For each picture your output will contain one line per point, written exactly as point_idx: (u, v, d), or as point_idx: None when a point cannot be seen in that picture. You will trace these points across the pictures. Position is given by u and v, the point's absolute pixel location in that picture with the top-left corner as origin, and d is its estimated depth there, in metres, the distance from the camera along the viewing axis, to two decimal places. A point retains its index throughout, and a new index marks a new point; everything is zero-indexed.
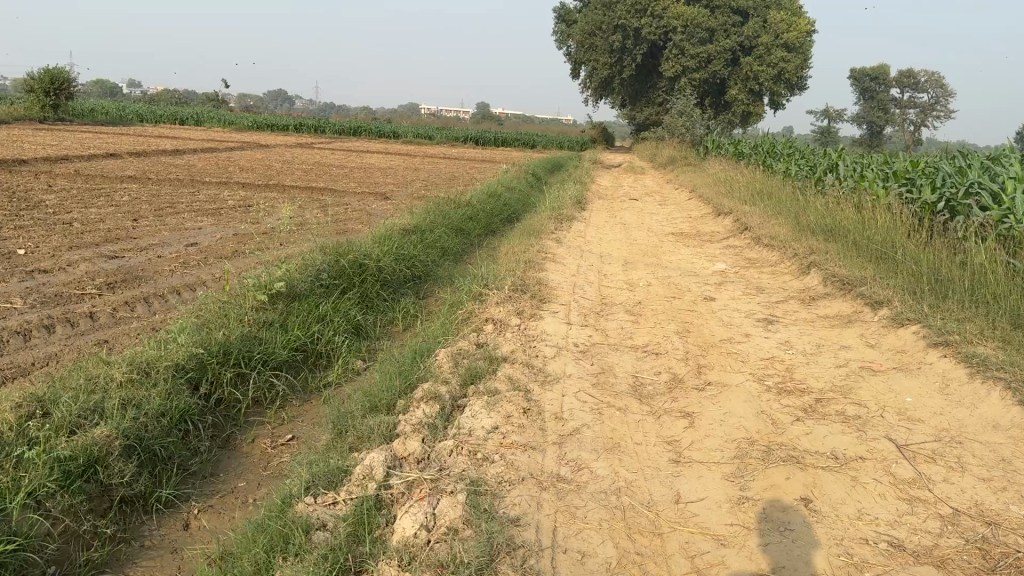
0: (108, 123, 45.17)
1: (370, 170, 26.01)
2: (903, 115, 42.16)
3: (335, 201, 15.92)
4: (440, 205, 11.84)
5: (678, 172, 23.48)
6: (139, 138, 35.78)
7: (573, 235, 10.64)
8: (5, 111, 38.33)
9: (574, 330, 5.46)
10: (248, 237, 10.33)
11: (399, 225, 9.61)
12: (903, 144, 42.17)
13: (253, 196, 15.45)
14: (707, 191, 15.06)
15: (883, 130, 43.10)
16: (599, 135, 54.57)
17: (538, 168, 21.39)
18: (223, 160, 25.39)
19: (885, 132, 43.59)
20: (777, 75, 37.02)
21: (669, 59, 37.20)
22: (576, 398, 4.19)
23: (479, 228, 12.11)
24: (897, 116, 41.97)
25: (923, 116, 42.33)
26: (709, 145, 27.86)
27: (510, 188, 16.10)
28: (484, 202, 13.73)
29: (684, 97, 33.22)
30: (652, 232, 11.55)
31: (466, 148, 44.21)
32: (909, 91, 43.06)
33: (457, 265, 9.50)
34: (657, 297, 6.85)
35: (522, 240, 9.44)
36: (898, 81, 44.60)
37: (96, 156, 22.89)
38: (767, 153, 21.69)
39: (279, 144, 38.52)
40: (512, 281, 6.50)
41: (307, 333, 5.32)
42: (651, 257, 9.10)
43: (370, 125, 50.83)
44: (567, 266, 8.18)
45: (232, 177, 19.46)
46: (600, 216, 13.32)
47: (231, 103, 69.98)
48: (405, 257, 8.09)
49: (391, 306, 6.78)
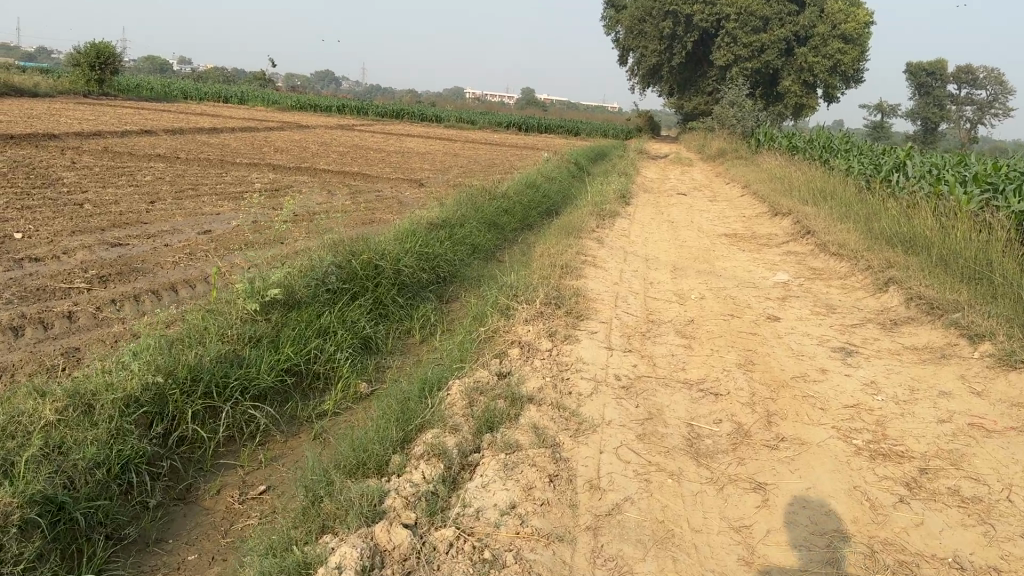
0: (151, 99, 45.12)
1: (408, 154, 25.39)
2: (961, 112, 40.38)
3: (365, 187, 15.20)
4: (473, 197, 11.03)
5: (728, 165, 22.40)
6: (180, 115, 35.54)
7: (616, 234, 9.77)
8: (51, 85, 38.35)
9: (617, 358, 4.61)
10: (266, 225, 9.62)
11: (426, 218, 8.84)
12: (959, 142, 40.40)
13: (281, 180, 14.78)
14: (761, 189, 14.05)
15: (939, 127, 41.36)
16: (645, 124, 53.43)
17: (581, 158, 20.48)
18: (259, 141, 24.88)
19: (942, 129, 41.80)
20: (833, 66, 35.55)
21: (721, 47, 35.87)
22: (618, 457, 3.35)
23: (514, 222, 11.30)
24: (956, 112, 40.18)
25: (982, 113, 40.48)
26: (760, 138, 26.68)
27: (551, 179, 15.25)
28: (521, 193, 12.90)
29: (735, 87, 32.00)
30: (702, 232, 10.63)
31: (508, 134, 43.37)
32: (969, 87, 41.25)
33: (488, 264, 8.71)
34: (712, 314, 5.97)
35: (560, 239, 8.60)
36: (957, 77, 42.75)
37: (130, 133, 22.47)
38: (823, 148, 20.54)
39: (319, 125, 38.12)
40: (545, 291, 5.68)
41: (302, 351, 4.56)
42: (702, 263, 8.21)
43: (412, 108, 50.29)
44: (609, 272, 7.33)
45: (264, 159, 18.90)
46: (645, 213, 12.41)
47: (276, 83, 69.85)
48: (428, 255, 7.30)
49: (407, 313, 6.00)
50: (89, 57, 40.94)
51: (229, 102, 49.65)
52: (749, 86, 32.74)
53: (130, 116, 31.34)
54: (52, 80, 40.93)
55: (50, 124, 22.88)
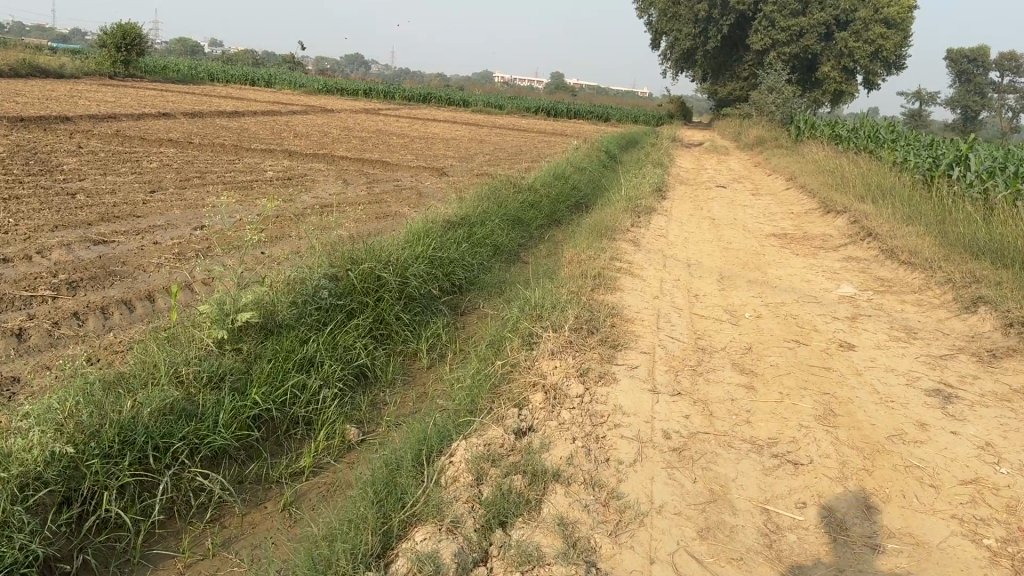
0: (178, 82, 44.65)
1: (433, 140, 24.57)
2: (1003, 100, 38.78)
3: (384, 176, 14.39)
4: (496, 190, 10.15)
5: (766, 155, 21.29)
6: (203, 98, 34.95)
7: (654, 234, 8.87)
8: (76, 66, 37.95)
9: (667, 405, 3.74)
10: (268, 220, 8.84)
11: (441, 215, 7.98)
12: (1000, 132, 38.82)
13: (295, 168, 14.00)
14: (808, 183, 13.02)
15: (980, 115, 39.79)
16: (677, 110, 52.14)
17: (612, 145, 19.50)
18: (280, 125, 24.17)
19: (983, 118, 40.21)
20: (874, 52, 34.13)
21: (758, 31, 34.58)
22: (676, 569, 2.48)
23: (541, 218, 10.42)
24: (998, 101, 38.58)
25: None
26: (799, 126, 25.48)
27: (581, 169, 14.35)
28: (549, 185, 12.02)
29: (772, 73, 30.77)
30: (747, 232, 9.68)
31: (536, 120, 42.37)
32: (1012, 75, 39.61)
33: (511, 267, 7.85)
34: (773, 341, 5.06)
35: (591, 241, 7.71)
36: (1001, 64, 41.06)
37: (148, 116, 21.83)
38: (867, 138, 19.43)
39: (343, 109, 37.36)
40: (576, 310, 4.80)
41: (278, 391, 3.72)
42: (753, 271, 7.27)
43: (439, 92, 49.42)
44: (648, 283, 6.43)
45: (282, 144, 18.17)
46: (683, 208, 11.45)
47: (305, 66, 69.25)
48: (440, 259, 6.44)
49: (414, 332, 5.15)
50: (116, 38, 40.49)
51: (256, 85, 49.06)
52: (787, 71, 31.42)
53: (154, 98, 30.80)
54: (78, 61, 40.58)
55: (67, 106, 22.31)
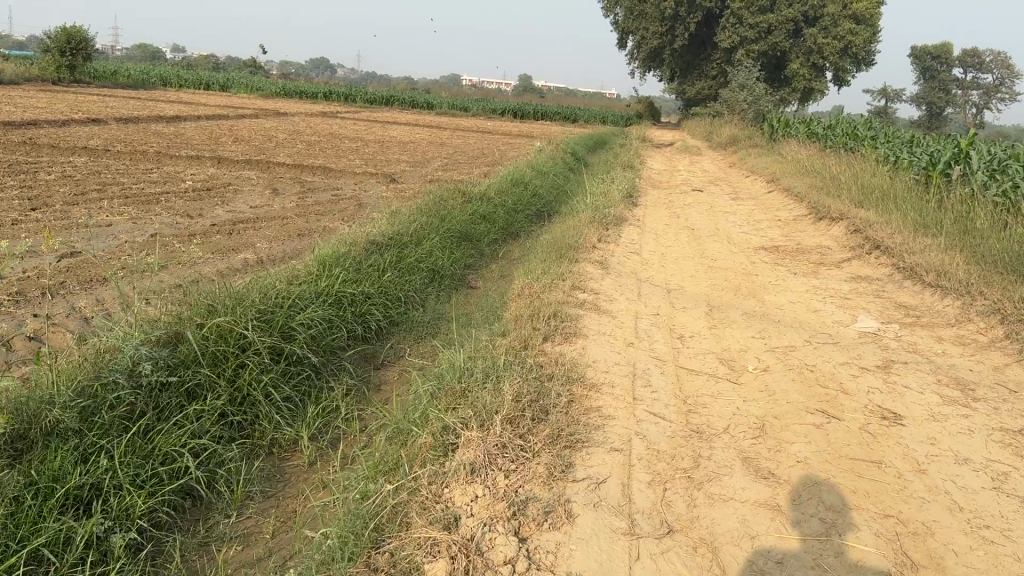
0: (126, 87, 42.51)
1: (388, 144, 23.10)
2: (966, 97, 38.14)
3: (322, 185, 12.88)
4: (438, 202, 8.71)
5: (741, 156, 19.99)
6: (149, 103, 33.08)
7: (625, 251, 7.50)
8: (16, 71, 35.86)
9: (651, 564, 2.32)
10: (158, 245, 7.34)
11: (363, 234, 6.52)
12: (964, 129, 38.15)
13: (219, 179, 12.45)
14: (792, 186, 11.71)
15: (944, 111, 39.12)
16: (644, 110, 51.11)
17: (577, 146, 18.11)
18: (222, 130, 22.48)
19: (947, 114, 39.53)
20: (843, 49, 33.20)
21: (725, 29, 33.49)
22: None
23: (492, 231, 8.99)
24: (961, 98, 37.89)
25: (988, 97, 38.26)
26: (771, 125, 24.29)
27: (542, 174, 12.98)
28: (506, 193, 10.63)
29: (741, 70, 29.69)
30: (732, 245, 8.36)
31: (502, 123, 40.92)
32: (974, 71, 39.06)
33: (452, 297, 6.43)
34: (792, 412, 3.67)
35: (547, 263, 6.31)
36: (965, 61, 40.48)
37: (75, 123, 20.08)
38: (846, 135, 18.29)
39: (299, 113, 35.66)
40: (515, 377, 3.37)
41: (8, 561, 2.28)
42: (747, 299, 5.89)
43: (400, 95, 47.86)
44: (619, 321, 5.02)
45: (217, 151, 16.60)
46: (657, 217, 10.12)
47: (264, 71, 67.17)
48: (348, 296, 4.98)
49: (293, 410, 3.71)
50: (59, 42, 38.35)
51: (211, 89, 47.01)
52: (758, 68, 30.26)
53: (93, 104, 28.92)
54: (19, 66, 38.36)
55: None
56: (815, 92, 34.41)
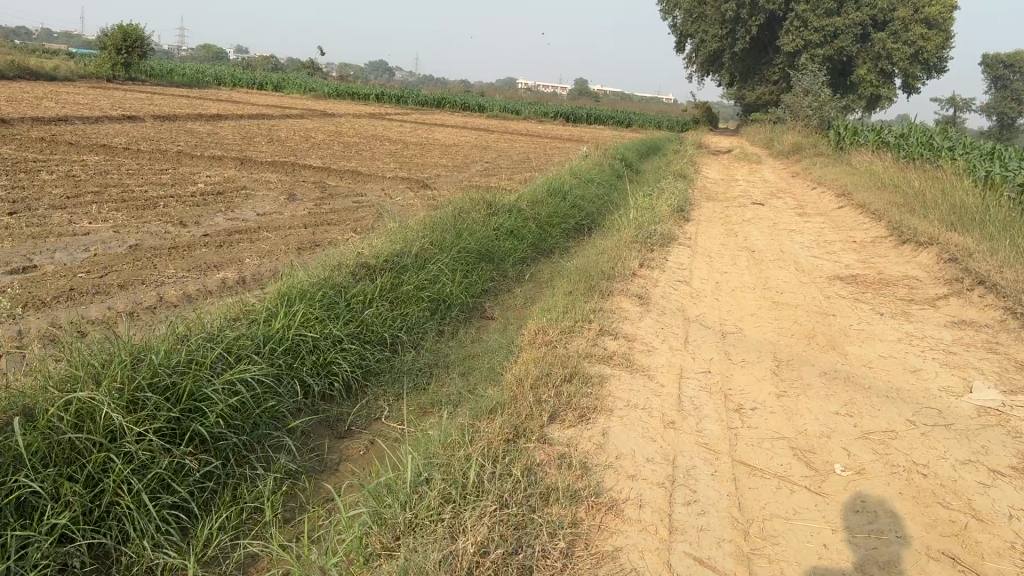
0: (179, 85, 42.45)
1: (431, 147, 22.16)
2: None
3: (345, 189, 11.91)
4: (458, 214, 7.61)
5: (804, 166, 18.50)
6: (196, 102, 32.78)
7: (672, 278, 6.32)
8: (71, 68, 35.87)
9: None
10: (128, 259, 6.39)
11: (352, 254, 5.44)
12: None
13: (235, 182, 11.55)
14: (867, 201, 10.34)
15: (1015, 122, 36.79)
16: (701, 115, 49.48)
17: (627, 152, 16.86)
18: (259, 130, 21.74)
19: None
20: (913, 54, 31.26)
21: (789, 32, 31.86)
22: None
23: (519, 249, 7.86)
24: None
25: None
26: (837, 132, 22.67)
27: (586, 182, 11.83)
28: (541, 204, 9.51)
29: (805, 76, 28.05)
30: (801, 272, 7.11)
31: (552, 126, 39.81)
32: None
33: (458, 333, 5.33)
34: (907, 559, 2.49)
35: (572, 294, 5.16)
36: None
37: (107, 120, 19.49)
38: (921, 145, 16.73)
39: (346, 113, 35.02)
40: (487, 502, 2.28)
41: None
42: (824, 349, 4.67)
43: (451, 97, 47.05)
44: (658, 382, 3.86)
45: (246, 152, 15.79)
46: (711, 234, 8.90)
47: (322, 72, 67.26)
48: (308, 340, 3.91)
49: (187, 520, 2.67)
50: (116, 39, 38.35)
51: (264, 89, 46.77)
52: (824, 72, 28.57)
53: (139, 102, 28.62)
54: (75, 65, 38.44)
55: (21, 109, 19.98)
56: (883, 99, 32.52)
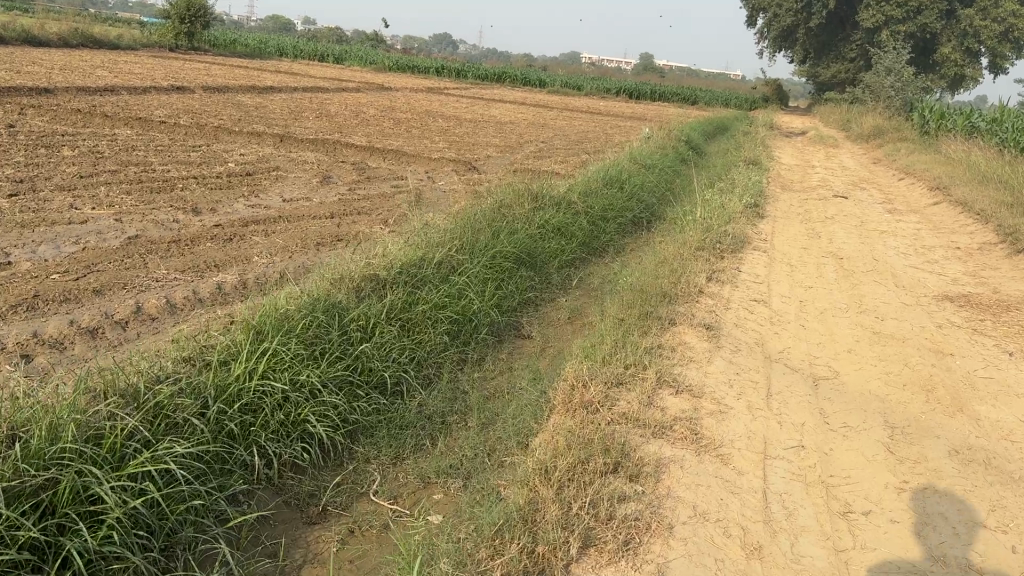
0: (240, 56, 42.14)
1: (485, 124, 21.22)
2: None
3: (385, 171, 11.06)
4: (497, 209, 6.66)
5: (886, 151, 17.04)
6: (253, 73, 32.31)
7: (745, 296, 5.30)
8: (133, 38, 35.75)
9: None
10: (119, 254, 5.62)
11: (357, 262, 4.53)
12: None
13: (267, 161, 10.77)
14: (967, 198, 9.09)
15: None
16: (770, 93, 47.33)
17: (691, 132, 15.62)
18: (309, 104, 21.02)
19: None
20: (1004, 31, 29.01)
21: (869, 7, 29.86)
22: None
23: (564, 251, 6.89)
24: None
25: None
26: (922, 116, 20.95)
27: (647, 167, 10.76)
28: (595, 195, 8.51)
29: (886, 53, 26.21)
30: (899, 288, 6.00)
31: (614, 103, 38.39)
32: None
33: (484, 363, 4.41)
34: None
35: (623, 321, 4.18)
36: None
37: (154, 91, 18.97)
38: (1019, 131, 15.15)
39: (403, 87, 34.18)
40: None
41: None
42: (948, 412, 3.63)
43: (513, 71, 45.92)
44: (736, 469, 2.88)
45: (289, 127, 15.06)
46: (788, 235, 7.80)
47: (383, 44, 66.65)
48: (277, 391, 3.03)
49: None
50: (179, 9, 38.03)
51: (325, 61, 46.20)
52: (908, 49, 26.61)
53: (195, 73, 28.23)
54: (138, 34, 38.33)
55: (71, 78, 19.59)
56: (968, 81, 30.34)
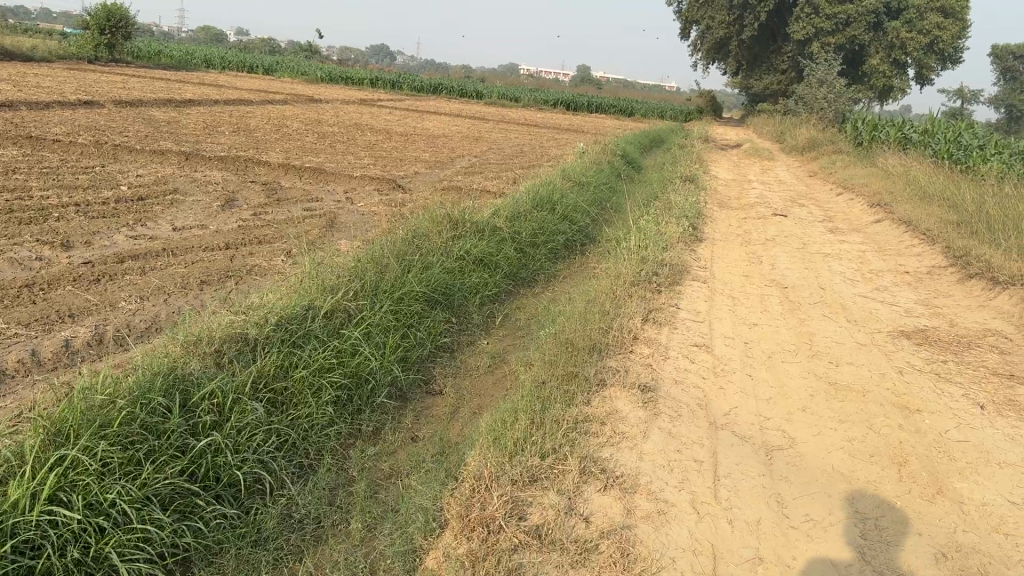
0: (165, 68, 40.44)
1: (416, 138, 20.44)
2: None
3: (299, 192, 10.24)
4: (408, 239, 5.93)
5: (822, 164, 16.86)
6: (175, 85, 30.86)
7: (685, 340, 4.69)
8: (47, 50, 33.89)
9: None
10: None
11: (219, 315, 3.80)
12: None
13: (166, 183, 9.82)
14: (910, 217, 8.72)
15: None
16: (706, 105, 47.65)
17: (626, 146, 15.12)
18: (230, 118, 19.94)
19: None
20: (928, 43, 29.47)
21: (799, 20, 30.03)
22: None
23: (487, 285, 6.19)
24: None
25: None
26: (855, 127, 20.92)
27: (580, 185, 10.16)
28: (522, 218, 7.86)
29: (817, 65, 26.32)
30: (851, 323, 5.47)
31: (551, 115, 38.03)
32: None
33: (379, 439, 3.69)
34: None
35: (542, 385, 3.51)
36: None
37: (57, 105, 17.68)
38: (951, 142, 15.06)
39: (334, 99, 33.12)
40: None
41: None
42: (925, 496, 3.05)
43: (449, 83, 45.21)
44: None
45: (202, 144, 14.08)
46: (729, 261, 7.26)
47: (318, 55, 65.33)
48: (72, 519, 2.32)
49: None
50: (99, 18, 36.12)
51: (254, 72, 44.68)
52: (838, 61, 26.74)
53: (111, 85, 26.74)
54: (54, 44, 36.40)
55: None
56: (895, 92, 30.73)
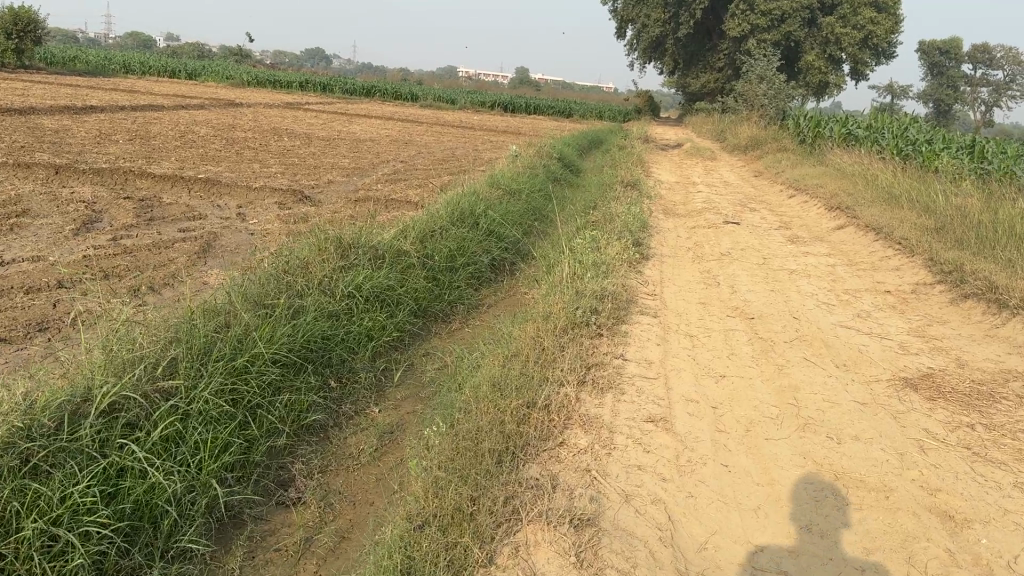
0: (75, 72, 37.88)
1: (338, 143, 18.94)
2: (977, 93, 34.36)
3: (181, 209, 8.75)
4: (276, 275, 4.59)
5: (767, 163, 15.96)
6: (81, 93, 28.28)
7: (635, 414, 3.47)
8: None
9: None
10: None
11: None
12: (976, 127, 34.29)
13: (16, 204, 8.22)
14: (879, 224, 7.69)
15: (952, 109, 35.27)
16: (643, 106, 47.10)
17: (562, 146, 13.91)
18: (131, 124, 18.13)
19: (955, 112, 35.68)
20: (862, 39, 29.07)
21: (734, 16, 29.33)
22: None
23: (384, 327, 4.89)
24: (972, 95, 34.06)
25: (996, 94, 34.89)
26: (797, 123, 20.14)
27: (509, 193, 8.91)
28: (434, 236, 6.55)
29: (754, 62, 25.62)
30: (841, 368, 4.32)
31: (487, 116, 36.77)
32: (983, 67, 35.32)
33: None
34: None
35: (415, 535, 2.27)
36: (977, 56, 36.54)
37: None
38: (900, 137, 14.27)
39: (257, 103, 31.23)
40: None
41: None
42: None
43: (381, 85, 43.60)
44: None
45: (84, 155, 12.40)
46: (682, 283, 6.09)
47: (247, 59, 62.94)
48: None
49: None
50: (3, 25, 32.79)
51: (175, 76, 42.21)
52: (776, 57, 26.08)
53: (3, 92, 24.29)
54: None
55: None
56: (831, 88, 30.28)
